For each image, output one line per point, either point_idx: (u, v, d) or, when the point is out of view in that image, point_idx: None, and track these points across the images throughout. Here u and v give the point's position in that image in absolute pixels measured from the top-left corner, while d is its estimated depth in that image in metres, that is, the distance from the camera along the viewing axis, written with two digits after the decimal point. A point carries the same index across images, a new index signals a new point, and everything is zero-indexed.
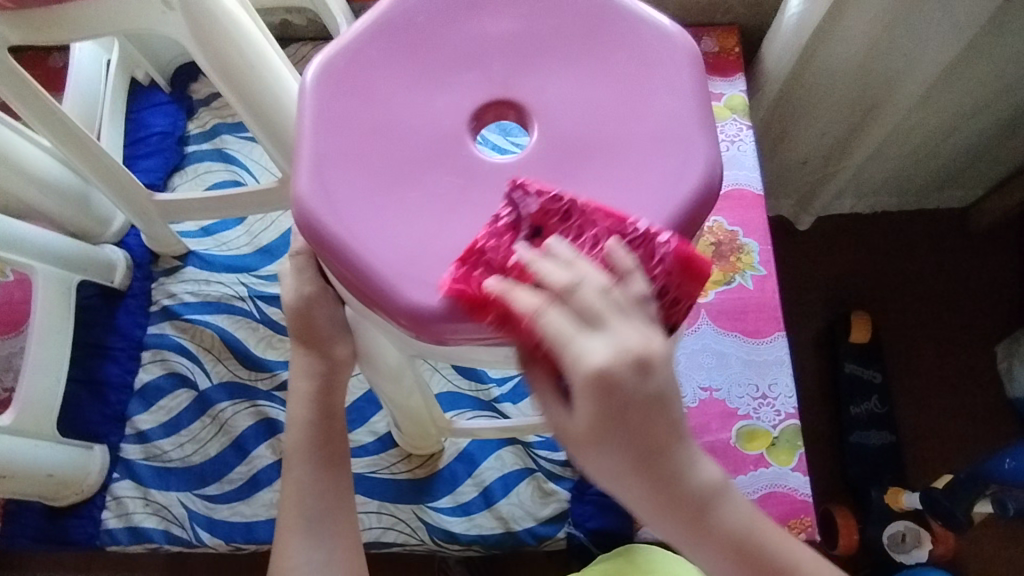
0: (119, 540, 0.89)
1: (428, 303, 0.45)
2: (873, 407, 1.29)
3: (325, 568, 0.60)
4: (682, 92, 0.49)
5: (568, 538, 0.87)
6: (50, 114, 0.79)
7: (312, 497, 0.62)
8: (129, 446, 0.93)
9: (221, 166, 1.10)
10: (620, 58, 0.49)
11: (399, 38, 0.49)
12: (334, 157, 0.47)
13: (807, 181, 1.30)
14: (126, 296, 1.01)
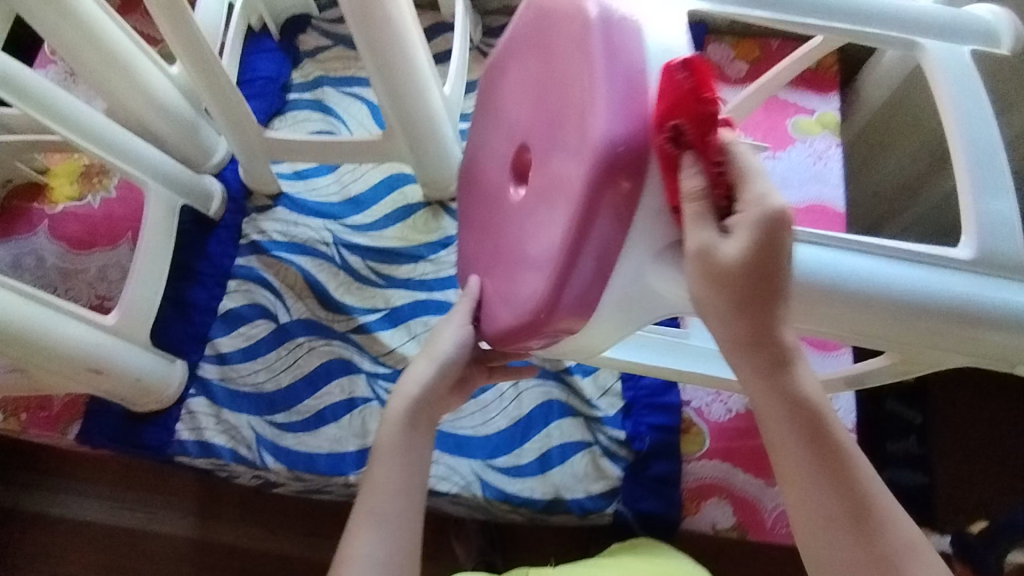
0: (189, 452, 0.94)
1: (495, 322, 0.60)
2: (910, 447, 1.26)
3: (384, 567, 0.62)
4: (603, 72, 0.47)
5: (615, 515, 0.90)
6: (189, 36, 0.85)
7: (387, 496, 0.64)
8: (207, 366, 0.98)
9: (319, 116, 1.14)
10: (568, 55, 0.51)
11: (490, 116, 0.67)
12: (467, 221, 0.71)
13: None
14: (219, 226, 1.05)
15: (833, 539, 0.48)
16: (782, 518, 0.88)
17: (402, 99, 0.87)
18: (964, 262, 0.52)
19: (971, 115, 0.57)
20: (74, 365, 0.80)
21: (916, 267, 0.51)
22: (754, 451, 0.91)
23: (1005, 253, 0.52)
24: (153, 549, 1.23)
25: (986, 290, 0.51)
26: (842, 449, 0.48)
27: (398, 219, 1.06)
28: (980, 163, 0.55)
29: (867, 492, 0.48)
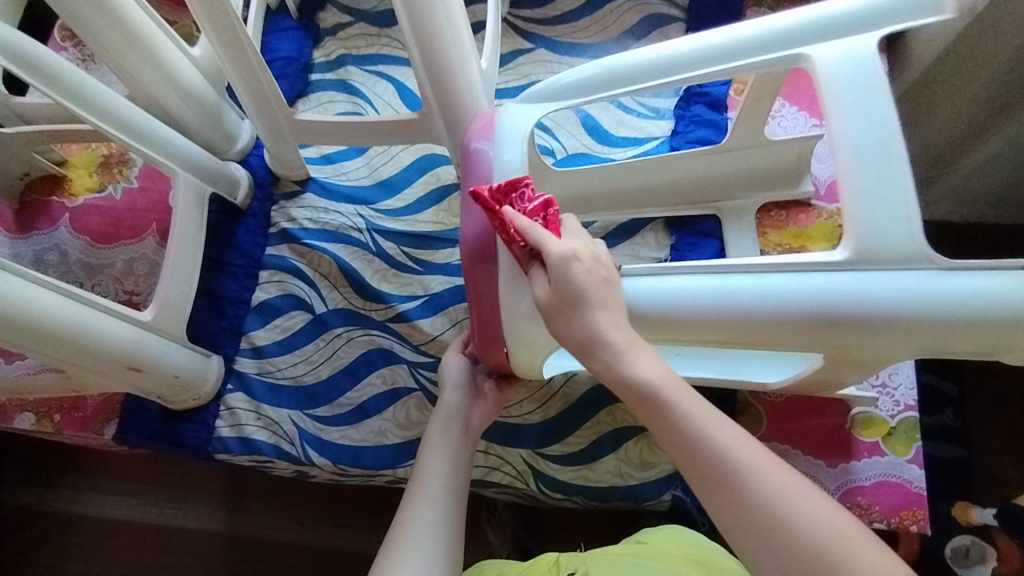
0: (230, 449, 0.91)
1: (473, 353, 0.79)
2: (946, 419, 1.24)
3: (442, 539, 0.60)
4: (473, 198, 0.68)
5: (673, 500, 0.88)
6: (219, 13, 0.80)
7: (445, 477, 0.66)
8: (244, 360, 0.95)
9: (344, 97, 1.09)
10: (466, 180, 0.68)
11: None
12: None
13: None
14: (247, 215, 1.02)
15: (723, 511, 0.45)
16: (844, 499, 0.85)
17: (434, 61, 0.80)
18: (836, 264, 0.55)
19: (866, 112, 0.57)
20: (113, 364, 0.77)
21: (783, 280, 0.57)
22: (814, 431, 0.88)
23: (881, 249, 0.54)
24: (181, 546, 1.20)
25: (860, 285, 0.54)
26: (705, 422, 0.47)
27: (431, 202, 1.02)
28: (872, 161, 0.56)
29: (748, 469, 0.45)
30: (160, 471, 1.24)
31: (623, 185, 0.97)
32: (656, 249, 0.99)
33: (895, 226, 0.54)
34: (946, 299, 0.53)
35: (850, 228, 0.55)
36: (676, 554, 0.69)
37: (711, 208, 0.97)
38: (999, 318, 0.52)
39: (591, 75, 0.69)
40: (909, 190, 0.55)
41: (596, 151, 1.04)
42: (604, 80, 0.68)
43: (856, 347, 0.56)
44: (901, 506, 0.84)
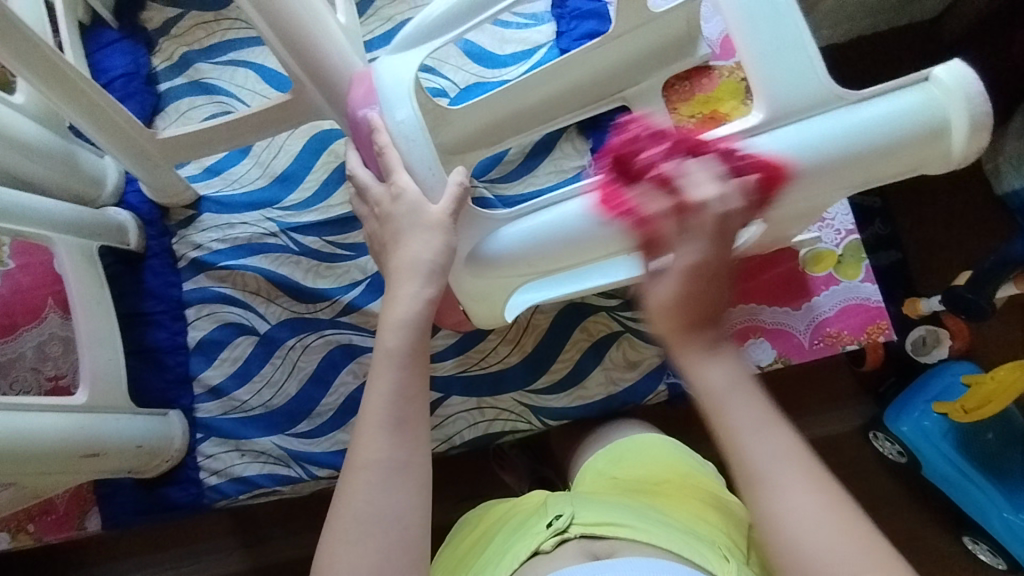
0: (227, 493, 0.87)
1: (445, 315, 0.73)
2: (878, 230, 1.33)
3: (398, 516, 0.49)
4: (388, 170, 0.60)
5: (669, 389, 0.90)
6: (29, 47, 0.69)
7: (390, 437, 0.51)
8: (205, 405, 0.89)
9: (205, 98, 0.99)
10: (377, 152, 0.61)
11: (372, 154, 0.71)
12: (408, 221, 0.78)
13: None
14: (148, 257, 0.93)
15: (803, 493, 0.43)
16: (816, 334, 0.90)
17: (290, 31, 0.73)
18: (753, 128, 0.54)
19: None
20: (67, 458, 0.71)
21: None
22: (775, 283, 0.91)
23: (791, 104, 0.53)
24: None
25: (778, 143, 0.53)
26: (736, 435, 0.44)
27: (339, 182, 0.95)
28: (762, 14, 0.54)
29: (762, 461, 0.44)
30: (163, 537, 1.20)
31: (530, 102, 0.91)
32: (578, 156, 0.97)
33: (798, 75, 0.53)
34: (856, 131, 0.52)
35: (759, 90, 0.54)
36: (654, 480, 0.71)
37: (618, 99, 0.95)
38: (911, 135, 0.51)
39: (451, 11, 0.65)
40: (803, 33, 0.54)
41: (488, 77, 0.99)
42: (465, 13, 0.64)
43: (792, 201, 0.56)
44: (865, 323, 0.90)
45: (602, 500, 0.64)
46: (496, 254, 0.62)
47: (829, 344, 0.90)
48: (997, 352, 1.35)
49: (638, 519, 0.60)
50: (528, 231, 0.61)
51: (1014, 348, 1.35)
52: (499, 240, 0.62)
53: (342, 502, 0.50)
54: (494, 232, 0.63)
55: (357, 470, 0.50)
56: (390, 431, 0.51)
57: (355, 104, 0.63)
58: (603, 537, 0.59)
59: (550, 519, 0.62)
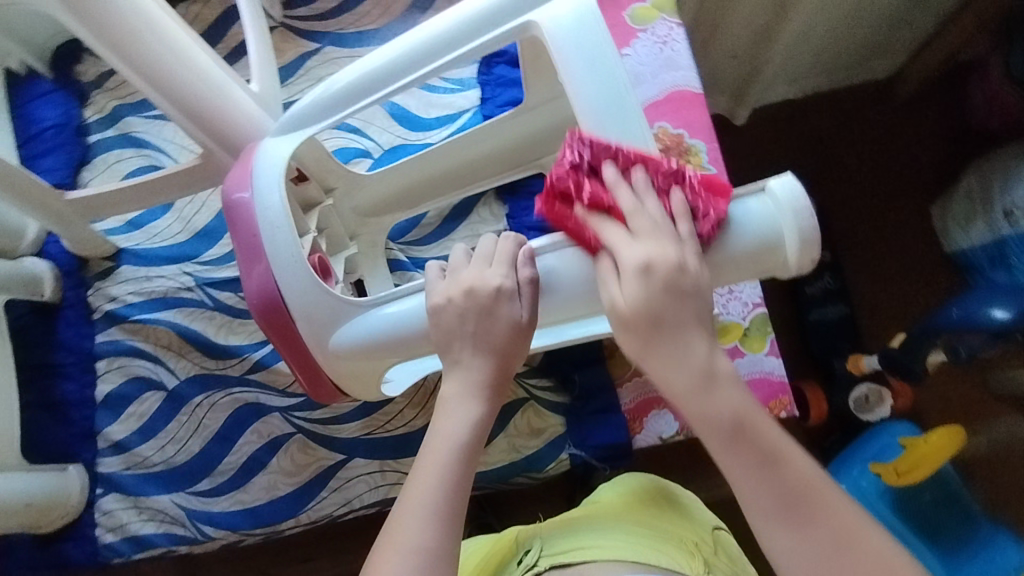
0: (121, 552, 0.87)
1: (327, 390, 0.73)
2: (827, 283, 1.38)
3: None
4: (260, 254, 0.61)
5: (571, 458, 0.90)
6: None
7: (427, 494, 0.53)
8: (107, 459, 0.89)
9: (133, 151, 1.01)
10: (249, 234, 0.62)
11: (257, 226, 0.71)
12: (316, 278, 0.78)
13: (739, 73, 1.34)
14: (63, 307, 0.94)
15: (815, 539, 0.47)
16: None
17: (192, 107, 0.75)
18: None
19: (601, 76, 0.57)
20: None
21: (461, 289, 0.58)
22: None
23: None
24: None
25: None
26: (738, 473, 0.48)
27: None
28: (612, 126, 0.56)
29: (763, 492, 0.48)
30: None
31: (443, 169, 0.94)
32: (494, 222, 0.99)
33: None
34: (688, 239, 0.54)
35: None
36: (632, 511, 0.72)
37: (535, 166, 0.97)
38: (748, 242, 0.53)
39: (328, 98, 0.67)
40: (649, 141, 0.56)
41: (411, 139, 1.01)
42: (339, 101, 0.66)
43: None
44: (767, 397, 0.91)
45: (575, 530, 0.68)
46: (355, 341, 0.61)
47: None
48: (933, 416, 1.35)
49: (606, 540, 0.65)
50: (382, 321, 0.60)
51: (950, 411, 1.35)
52: (356, 327, 0.61)
53: (399, 533, 0.51)
54: (353, 320, 0.61)
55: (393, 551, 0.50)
56: (433, 516, 0.52)
57: (231, 187, 0.63)
58: (572, 562, 0.63)
59: (521, 556, 0.68)
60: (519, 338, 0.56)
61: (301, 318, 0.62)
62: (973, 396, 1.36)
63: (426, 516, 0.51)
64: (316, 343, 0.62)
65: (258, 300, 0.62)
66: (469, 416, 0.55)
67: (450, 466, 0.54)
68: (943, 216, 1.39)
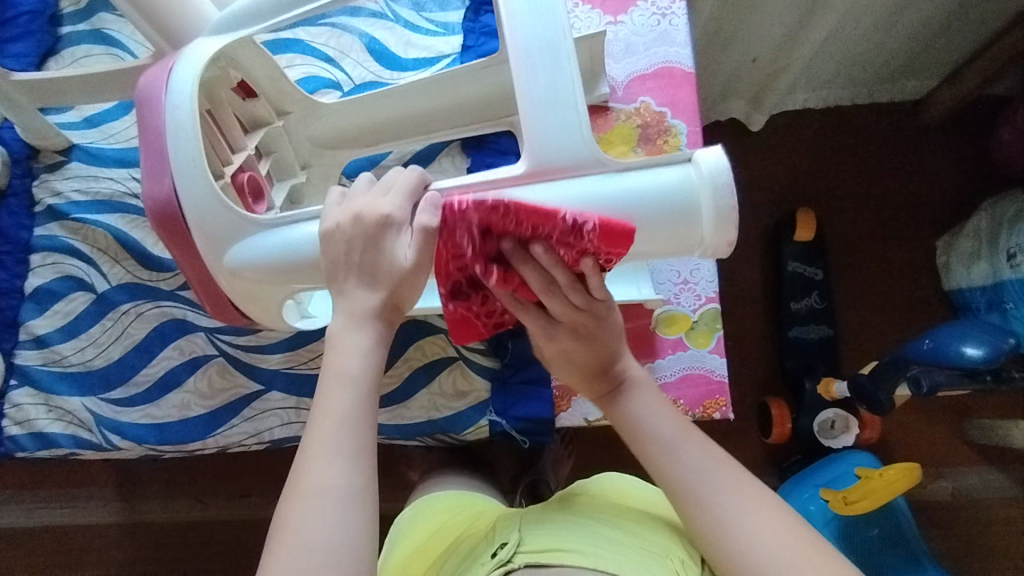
0: (25, 446, 0.86)
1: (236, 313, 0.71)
2: (813, 302, 1.32)
3: (333, 516, 0.49)
4: (163, 162, 0.59)
5: (491, 426, 0.87)
6: None
7: (348, 431, 0.52)
8: (26, 352, 0.88)
9: (102, 49, 0.98)
10: (154, 140, 0.59)
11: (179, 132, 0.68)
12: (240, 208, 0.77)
13: (756, 80, 1.25)
14: (7, 195, 0.92)
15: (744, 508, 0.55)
16: None
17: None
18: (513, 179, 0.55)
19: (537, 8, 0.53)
20: None
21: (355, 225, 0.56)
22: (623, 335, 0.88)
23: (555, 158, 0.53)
24: (85, 542, 1.32)
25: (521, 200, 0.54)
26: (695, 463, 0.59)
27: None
28: (542, 62, 0.53)
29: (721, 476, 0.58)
30: None
31: (409, 111, 0.90)
32: (454, 174, 0.95)
33: (568, 130, 0.52)
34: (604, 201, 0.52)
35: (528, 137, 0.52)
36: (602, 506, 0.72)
37: (504, 123, 0.92)
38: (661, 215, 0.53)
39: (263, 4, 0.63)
40: (576, 91, 0.53)
41: (385, 78, 0.98)
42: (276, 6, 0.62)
43: None
44: (703, 396, 0.87)
45: (547, 525, 0.66)
46: (245, 261, 0.59)
47: None
48: (897, 451, 1.29)
49: (585, 544, 0.62)
50: (276, 244, 0.58)
51: (915, 450, 1.30)
52: (250, 246, 0.59)
53: (311, 471, 0.50)
54: (249, 238, 0.59)
55: (308, 492, 0.49)
56: (348, 460, 0.51)
57: (149, 76, 0.60)
58: (545, 564, 0.60)
59: (496, 549, 0.64)
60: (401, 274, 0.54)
61: (199, 231, 0.59)
62: (941, 438, 1.30)
63: (337, 456, 0.50)
64: (213, 255, 0.60)
65: (159, 208, 0.60)
66: (359, 345, 0.54)
67: (353, 402, 0.53)
68: (947, 251, 1.32)
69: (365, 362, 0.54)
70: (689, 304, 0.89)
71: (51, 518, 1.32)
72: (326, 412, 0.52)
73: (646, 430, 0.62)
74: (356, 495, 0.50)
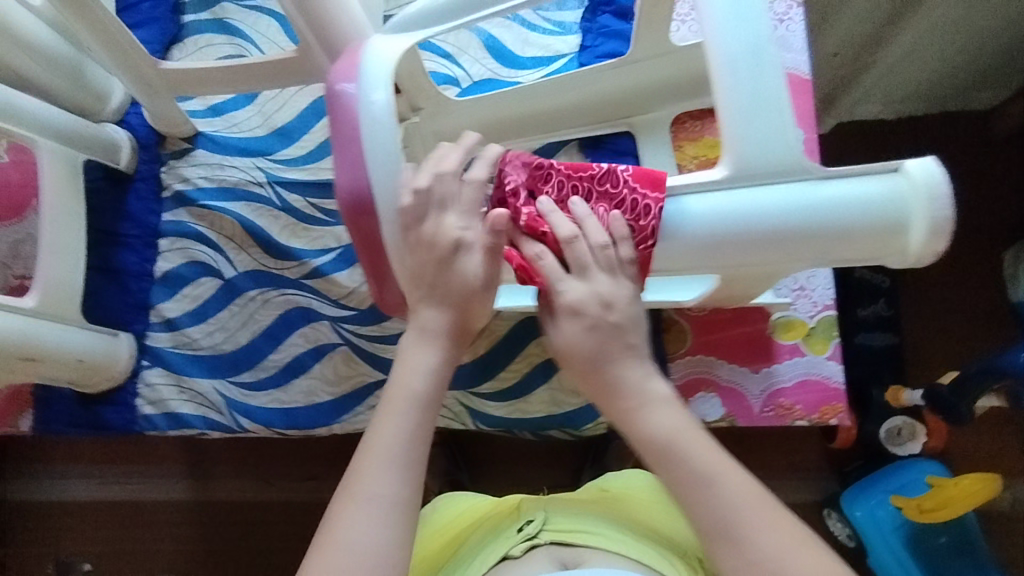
0: (158, 425, 0.89)
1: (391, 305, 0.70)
2: (880, 309, 1.29)
3: (381, 523, 0.52)
4: (355, 151, 0.58)
5: (609, 423, 0.88)
6: None
7: (403, 444, 0.55)
8: (157, 334, 0.91)
9: (223, 39, 0.99)
10: (346, 130, 0.58)
11: None
12: None
13: (833, 76, 1.17)
14: (135, 180, 0.94)
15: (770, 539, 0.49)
16: (769, 402, 0.88)
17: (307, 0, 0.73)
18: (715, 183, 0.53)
19: (741, 13, 0.53)
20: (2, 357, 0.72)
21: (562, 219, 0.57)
22: (741, 339, 0.89)
23: (760, 161, 0.52)
24: (154, 517, 1.32)
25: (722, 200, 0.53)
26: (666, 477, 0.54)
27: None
28: (746, 66, 0.52)
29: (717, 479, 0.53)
30: None
31: (530, 110, 0.92)
32: None
33: (773, 135, 0.52)
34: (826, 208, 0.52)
35: (728, 139, 0.53)
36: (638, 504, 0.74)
37: (624, 124, 0.94)
38: (859, 220, 0.52)
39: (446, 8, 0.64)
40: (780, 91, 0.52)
41: (502, 76, 0.98)
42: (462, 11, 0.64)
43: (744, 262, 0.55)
44: (820, 402, 0.88)
45: (569, 509, 0.69)
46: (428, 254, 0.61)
47: (779, 415, 0.88)
48: None
49: (609, 530, 0.66)
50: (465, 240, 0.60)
51: None
52: None
53: (365, 479, 0.54)
54: None
55: (358, 500, 0.53)
56: (399, 471, 0.54)
57: (334, 75, 0.60)
58: (571, 544, 0.64)
59: (522, 524, 0.68)
60: (473, 289, 0.58)
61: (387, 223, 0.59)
62: None
63: (392, 467, 0.54)
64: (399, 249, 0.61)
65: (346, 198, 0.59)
66: (426, 363, 0.58)
67: (413, 415, 0.57)
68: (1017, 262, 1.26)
69: (428, 381, 0.58)
70: (808, 312, 0.90)
71: (123, 493, 1.33)
72: (386, 427, 0.56)
73: (658, 438, 0.54)
74: (404, 506, 0.53)
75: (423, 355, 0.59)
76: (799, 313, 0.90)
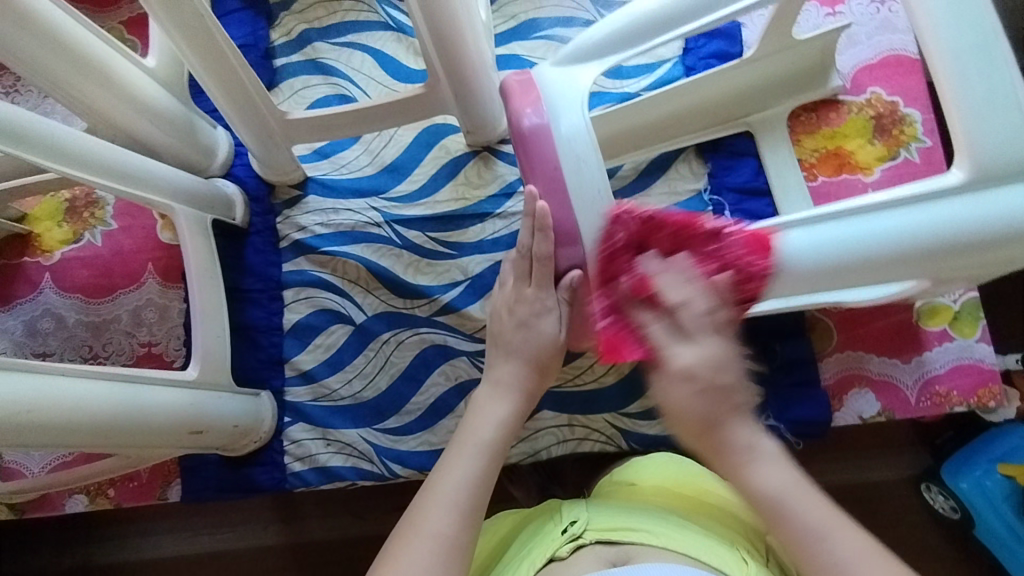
0: (309, 481, 0.87)
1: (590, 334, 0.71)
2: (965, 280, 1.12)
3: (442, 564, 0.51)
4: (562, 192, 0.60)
5: (767, 430, 0.87)
6: (194, 19, 0.67)
7: (466, 487, 0.56)
8: (296, 388, 0.89)
9: (320, 79, 0.97)
10: (547, 170, 0.60)
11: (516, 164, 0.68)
12: None
13: (902, 33, 0.96)
14: (250, 233, 0.92)
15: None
16: (924, 391, 0.87)
17: (445, 36, 0.73)
18: (953, 188, 0.53)
19: (960, 9, 0.53)
20: (176, 433, 0.70)
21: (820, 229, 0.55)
22: (887, 329, 0.88)
23: (996, 161, 0.52)
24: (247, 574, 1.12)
25: (942, 211, 0.53)
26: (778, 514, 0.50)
27: (506, 196, 0.92)
28: (975, 63, 0.53)
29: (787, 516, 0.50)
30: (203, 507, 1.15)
31: (648, 121, 0.90)
32: (694, 179, 0.95)
33: (1016, 130, 0.52)
34: None
35: (961, 145, 0.53)
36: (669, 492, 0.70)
37: (742, 124, 0.93)
38: None
39: (625, 28, 0.63)
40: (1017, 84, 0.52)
41: (609, 87, 0.97)
42: (644, 30, 0.64)
43: (955, 266, 0.55)
44: (976, 385, 0.86)
45: (616, 504, 0.65)
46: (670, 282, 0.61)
47: (936, 403, 0.87)
48: None
49: (653, 523, 0.62)
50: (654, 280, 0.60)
51: None
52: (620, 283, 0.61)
53: (427, 517, 0.54)
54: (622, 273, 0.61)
55: (422, 536, 0.53)
56: (459, 514, 0.54)
57: (515, 108, 0.62)
58: (616, 541, 0.61)
59: (566, 525, 0.63)
60: (555, 346, 0.67)
61: None
62: None
63: (450, 507, 0.55)
64: None
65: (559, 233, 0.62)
66: (496, 414, 0.63)
67: (475, 461, 0.59)
68: None
69: (496, 431, 0.62)
70: (957, 297, 0.88)
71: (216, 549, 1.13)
72: (453, 470, 0.58)
73: (765, 491, 0.50)
74: (464, 547, 0.53)
75: (496, 407, 0.64)
76: (949, 299, 0.88)
